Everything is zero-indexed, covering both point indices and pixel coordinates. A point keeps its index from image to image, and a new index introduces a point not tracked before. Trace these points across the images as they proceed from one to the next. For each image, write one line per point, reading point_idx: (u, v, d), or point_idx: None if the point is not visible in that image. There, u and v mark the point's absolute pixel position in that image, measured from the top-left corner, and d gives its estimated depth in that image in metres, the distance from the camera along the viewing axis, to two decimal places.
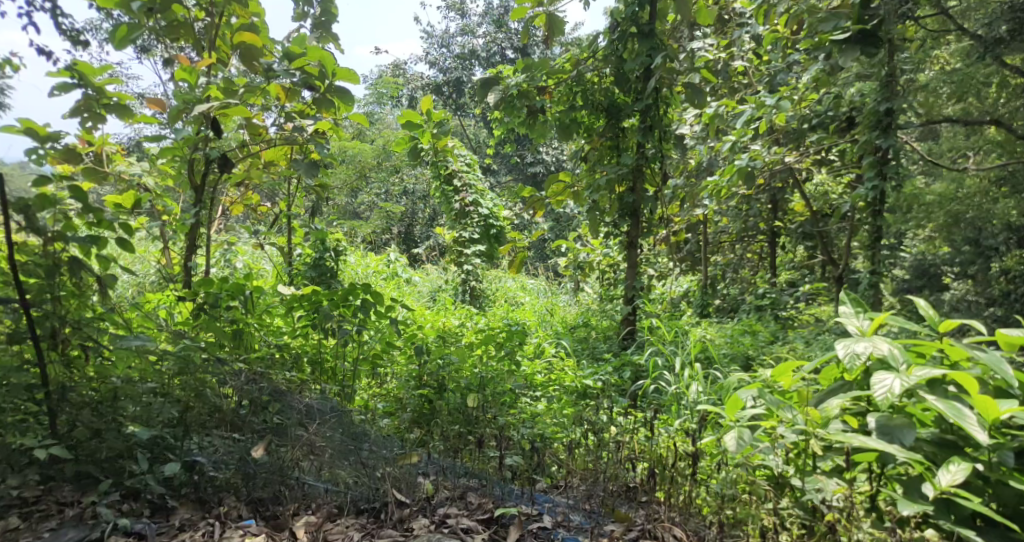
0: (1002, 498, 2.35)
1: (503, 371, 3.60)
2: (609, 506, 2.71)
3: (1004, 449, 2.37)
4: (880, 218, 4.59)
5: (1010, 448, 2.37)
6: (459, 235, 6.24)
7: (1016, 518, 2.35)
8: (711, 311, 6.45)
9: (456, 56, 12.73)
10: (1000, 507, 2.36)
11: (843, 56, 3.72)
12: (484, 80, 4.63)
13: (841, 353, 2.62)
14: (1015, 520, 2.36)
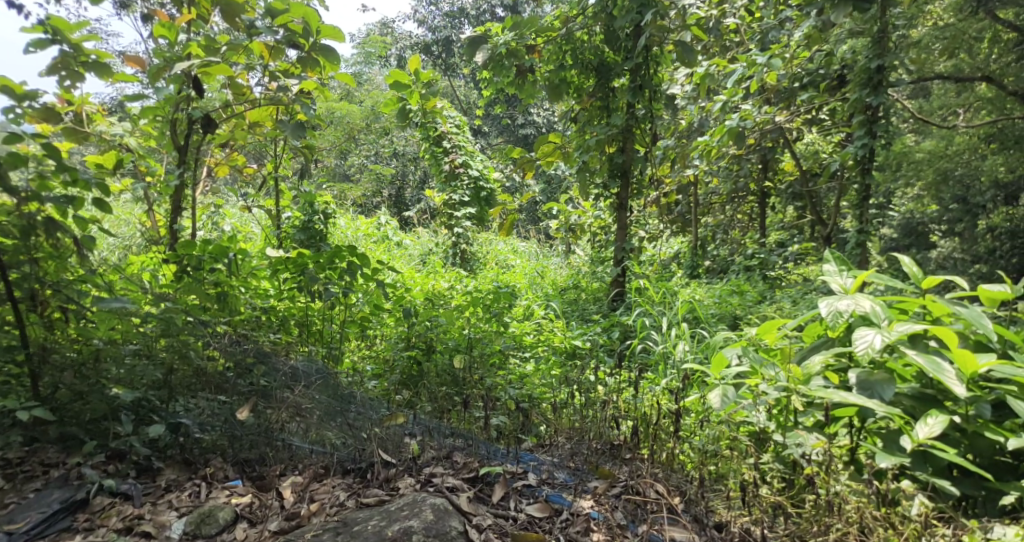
0: (978, 448, 2.41)
1: (491, 332, 3.65)
2: (593, 463, 2.77)
3: (981, 402, 2.41)
4: (869, 176, 4.69)
5: (987, 400, 2.41)
6: (449, 198, 6.23)
7: (990, 469, 2.42)
8: (701, 274, 6.49)
9: (445, 14, 12.56)
10: (976, 458, 2.42)
11: (835, 12, 3.60)
12: (472, 40, 4.37)
13: (823, 311, 2.67)
14: (988, 469, 2.43)
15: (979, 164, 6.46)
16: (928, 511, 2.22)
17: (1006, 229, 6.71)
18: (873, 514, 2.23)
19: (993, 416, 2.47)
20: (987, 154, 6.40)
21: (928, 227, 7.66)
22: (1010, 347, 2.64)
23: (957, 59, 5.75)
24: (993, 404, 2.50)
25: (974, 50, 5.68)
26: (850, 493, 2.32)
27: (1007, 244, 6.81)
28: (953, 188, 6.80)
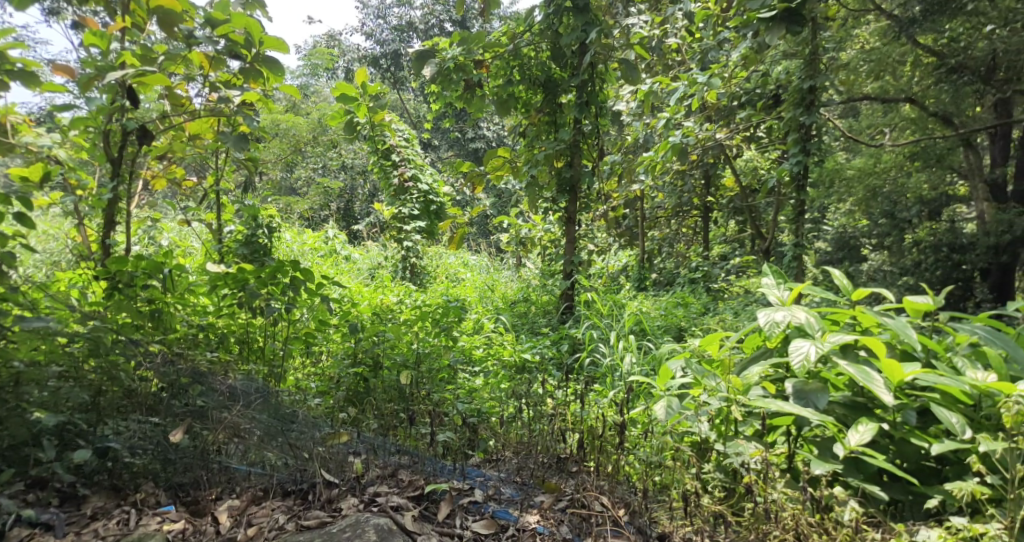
0: (904, 454, 2.51)
1: (440, 347, 3.65)
2: (540, 477, 2.82)
3: (908, 409, 2.52)
4: (804, 193, 4.84)
5: (913, 407, 2.52)
6: (399, 212, 6.18)
7: (916, 474, 2.52)
8: (648, 286, 6.59)
9: (394, 28, 12.59)
10: (903, 463, 2.52)
11: (769, 34, 3.84)
12: (420, 53, 4.49)
13: (762, 322, 2.74)
14: (914, 474, 2.53)
15: (905, 182, 6.99)
16: (858, 516, 2.28)
17: (931, 243, 7.01)
18: (808, 520, 2.29)
19: (919, 423, 2.57)
20: (912, 171, 6.98)
21: (860, 240, 7.98)
22: (932, 356, 2.76)
23: (884, 81, 6.08)
24: (918, 411, 2.60)
25: (898, 73, 6.05)
26: (785, 501, 2.37)
27: (930, 258, 7.03)
28: (883, 204, 7.17)
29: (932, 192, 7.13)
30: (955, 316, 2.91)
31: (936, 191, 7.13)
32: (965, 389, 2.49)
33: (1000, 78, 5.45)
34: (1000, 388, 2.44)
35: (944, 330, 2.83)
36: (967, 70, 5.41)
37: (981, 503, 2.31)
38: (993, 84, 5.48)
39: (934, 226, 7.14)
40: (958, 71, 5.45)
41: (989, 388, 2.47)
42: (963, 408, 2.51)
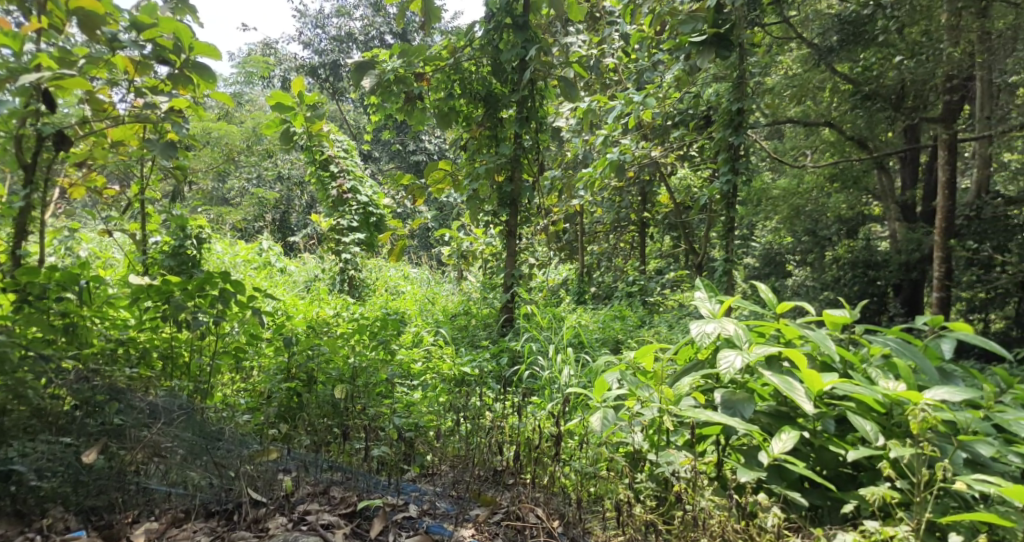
0: (824, 461, 2.61)
1: (377, 361, 3.57)
2: (475, 491, 2.79)
3: (828, 418, 2.62)
4: (733, 210, 5.00)
5: (833, 416, 2.63)
6: (337, 224, 6.07)
7: (835, 480, 2.61)
8: (587, 300, 6.64)
9: (332, 38, 12.51)
10: (822, 470, 2.61)
11: (700, 57, 4.20)
12: (358, 64, 4.41)
13: (693, 333, 2.81)
14: (832, 480, 2.62)
15: (825, 201, 7.48)
16: (780, 522, 2.32)
17: (848, 260, 7.40)
18: (734, 527, 2.34)
19: (836, 431, 2.67)
20: (831, 193, 7.45)
21: (785, 256, 8.28)
22: (850, 367, 2.87)
23: (805, 106, 6.64)
24: (836, 420, 2.71)
25: (818, 99, 6.55)
26: (713, 508, 2.41)
27: (848, 273, 7.38)
28: (806, 221, 7.69)
29: (851, 211, 7.60)
30: (871, 329, 3.02)
31: (853, 210, 7.60)
32: (878, 398, 2.57)
33: (908, 106, 5.72)
34: (909, 397, 2.53)
35: (861, 343, 2.94)
36: (879, 98, 5.71)
37: (892, 506, 2.39)
38: (902, 111, 5.76)
39: (852, 244, 7.51)
40: (872, 98, 5.74)
41: (900, 397, 2.56)
42: (876, 417, 2.59)
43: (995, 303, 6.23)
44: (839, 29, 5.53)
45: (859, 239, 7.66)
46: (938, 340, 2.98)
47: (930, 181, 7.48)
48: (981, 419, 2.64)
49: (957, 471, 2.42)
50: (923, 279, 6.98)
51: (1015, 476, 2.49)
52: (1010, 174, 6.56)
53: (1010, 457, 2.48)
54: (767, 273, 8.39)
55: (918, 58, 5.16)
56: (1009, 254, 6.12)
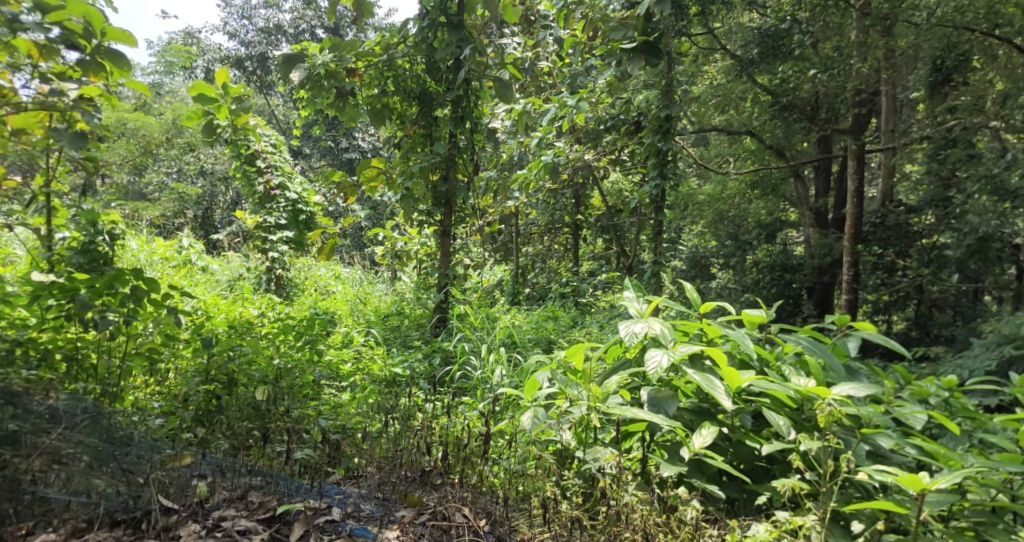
0: (741, 455, 2.69)
1: (302, 361, 3.46)
2: (402, 492, 2.75)
3: (744, 413, 2.71)
4: (662, 214, 5.12)
5: (749, 411, 2.72)
6: (263, 221, 5.88)
7: (750, 473, 2.71)
8: (521, 300, 6.64)
9: (259, 30, 12.29)
10: (739, 464, 2.70)
11: (631, 64, 4.28)
12: (287, 57, 4.33)
13: (622, 333, 2.87)
14: (748, 473, 2.71)
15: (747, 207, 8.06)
16: (698, 514, 2.38)
17: (766, 263, 7.77)
18: (656, 521, 2.42)
19: (753, 426, 2.76)
20: (752, 198, 8.04)
21: (710, 259, 8.51)
22: (767, 365, 2.96)
23: (728, 115, 7.01)
24: (753, 415, 2.79)
25: (740, 108, 6.87)
26: (637, 503, 2.46)
27: (767, 275, 7.74)
28: (728, 226, 8.22)
29: (769, 217, 8.11)
30: (785, 329, 3.11)
31: (771, 217, 8.11)
32: (791, 394, 2.64)
33: (822, 117, 6.26)
34: (819, 392, 2.61)
35: (776, 341, 3.02)
36: (795, 108, 6.18)
37: (802, 497, 2.49)
38: (817, 123, 6.33)
39: (770, 249, 7.93)
40: (788, 109, 6.23)
41: (810, 392, 2.64)
42: (789, 411, 2.68)
43: (897, 305, 6.96)
44: (760, 42, 5.92)
45: (777, 244, 8.03)
46: (845, 339, 3.10)
47: (842, 190, 7.82)
48: (882, 413, 2.74)
49: (859, 462, 2.52)
50: (835, 282, 7.35)
51: (912, 467, 2.60)
52: (911, 185, 6.95)
53: (908, 449, 2.59)
54: (694, 275, 8.62)
55: (830, 71, 5.68)
56: (908, 259, 6.85)
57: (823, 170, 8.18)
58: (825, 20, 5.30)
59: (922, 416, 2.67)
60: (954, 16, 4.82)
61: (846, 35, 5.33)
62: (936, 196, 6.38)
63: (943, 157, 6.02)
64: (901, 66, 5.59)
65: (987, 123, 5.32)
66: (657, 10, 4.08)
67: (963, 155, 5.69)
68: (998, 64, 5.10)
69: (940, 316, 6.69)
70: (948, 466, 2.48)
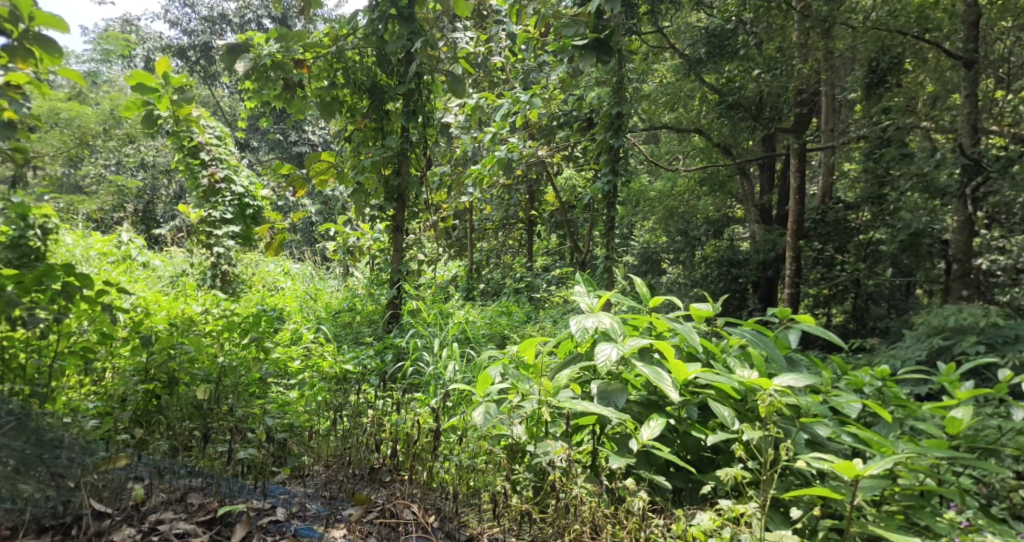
0: (687, 446, 2.74)
1: (248, 358, 3.37)
2: (348, 491, 2.71)
3: (691, 405, 2.74)
4: (614, 210, 5.17)
5: (696, 403, 2.75)
6: (209, 215, 5.75)
7: (696, 463, 2.76)
8: (476, 296, 6.62)
9: (203, 19, 12.03)
10: (686, 455, 2.75)
11: (583, 61, 4.29)
12: (232, 46, 4.15)
13: (573, 328, 2.88)
14: (694, 464, 2.76)
15: (695, 203, 8.26)
16: (645, 504, 2.41)
17: (715, 259, 7.94)
18: (604, 513, 2.45)
19: (699, 417, 2.80)
20: (700, 195, 8.28)
21: (661, 254, 8.63)
22: (713, 357, 3.01)
23: (678, 113, 7.04)
24: (699, 407, 2.82)
25: (689, 106, 7.00)
26: (585, 497, 2.47)
27: (714, 271, 7.89)
28: (678, 222, 8.35)
29: (717, 214, 8.34)
30: (729, 321, 3.15)
31: (719, 213, 8.35)
32: (735, 386, 2.69)
33: (766, 116, 6.37)
34: (761, 383, 2.65)
35: (721, 334, 3.06)
36: (741, 107, 6.34)
37: (744, 486, 2.53)
38: (761, 121, 6.41)
39: (717, 245, 8.19)
40: (734, 108, 6.36)
41: (753, 384, 2.69)
42: (732, 402, 2.72)
43: (836, 299, 7.29)
44: (707, 41, 6.21)
45: (724, 240, 8.23)
46: (786, 331, 3.16)
47: (785, 187, 7.99)
48: (819, 402, 2.80)
49: (799, 451, 2.57)
50: (778, 277, 7.55)
51: (849, 454, 2.67)
52: (849, 182, 7.18)
53: (844, 437, 2.64)
54: (645, 270, 8.72)
55: (773, 72, 5.89)
56: (847, 254, 7.07)
57: (767, 167, 8.35)
58: (768, 21, 5.56)
59: (856, 404, 2.73)
60: (887, 21, 5.35)
61: (789, 35, 5.57)
62: (871, 194, 6.59)
63: (878, 156, 6.20)
64: (840, 67, 6.04)
65: (919, 123, 5.73)
66: (607, 7, 4.10)
67: (896, 154, 5.94)
68: (928, 66, 5.64)
69: (876, 308, 7.16)
70: (880, 452, 2.53)
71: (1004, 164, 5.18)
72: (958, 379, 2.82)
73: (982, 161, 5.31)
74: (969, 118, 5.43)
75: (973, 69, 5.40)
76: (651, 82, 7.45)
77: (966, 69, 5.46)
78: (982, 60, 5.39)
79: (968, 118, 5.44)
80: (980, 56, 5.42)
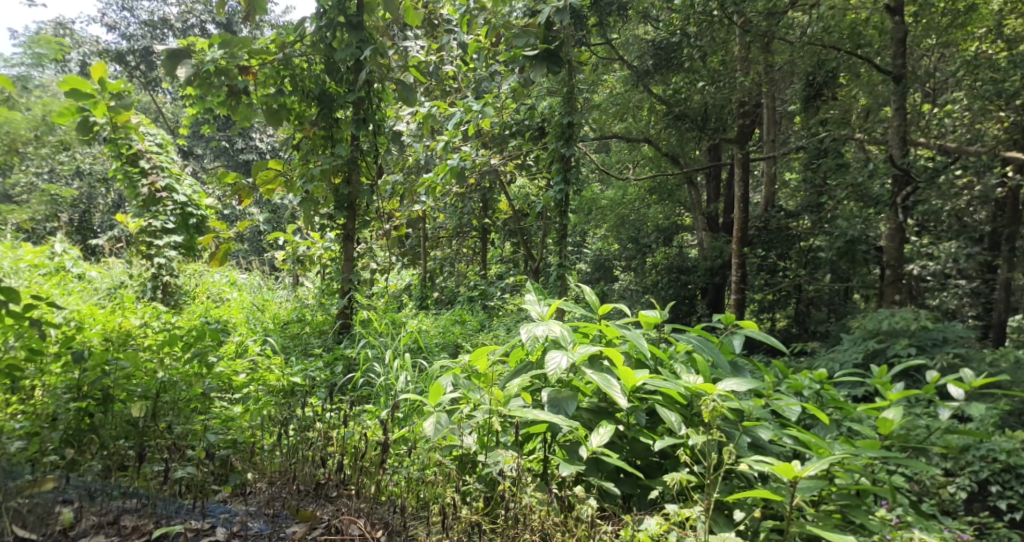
0: (637, 452, 2.74)
1: (190, 374, 3.25)
2: (293, 507, 2.64)
3: (639, 411, 2.75)
4: (566, 218, 5.20)
5: (644, 409, 2.76)
6: (149, 225, 5.54)
7: (645, 469, 2.77)
8: (430, 305, 6.56)
9: (144, 23, 11.78)
10: (635, 460, 2.76)
11: (534, 71, 4.31)
12: (172, 52, 4.12)
13: (524, 336, 2.86)
14: (643, 469, 2.77)
15: (646, 211, 8.47)
16: (595, 512, 2.41)
17: (664, 266, 8.10)
18: (553, 521, 2.43)
19: (648, 423, 2.81)
20: (650, 204, 8.47)
21: (613, 262, 8.70)
22: (662, 364, 3.02)
23: (627, 122, 7.27)
24: (648, 413, 2.83)
25: (638, 117, 7.12)
26: (536, 505, 2.46)
27: (664, 278, 8.02)
28: (629, 230, 8.44)
29: (666, 222, 8.45)
30: (677, 328, 3.17)
31: (669, 220, 8.46)
32: (681, 392, 2.70)
33: (711, 126, 6.55)
34: (705, 388, 2.66)
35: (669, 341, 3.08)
36: (688, 119, 6.43)
37: (689, 490, 2.55)
38: (707, 131, 6.57)
39: (667, 252, 8.30)
40: (681, 118, 6.46)
41: (699, 389, 2.70)
42: (679, 408, 2.73)
43: (781, 304, 7.47)
44: (653, 54, 6.14)
45: (674, 247, 8.34)
46: (731, 337, 3.18)
47: (730, 195, 8.15)
48: (761, 405, 2.83)
49: (741, 454, 2.59)
50: (725, 283, 7.74)
51: (789, 456, 2.70)
52: (790, 191, 7.39)
53: (785, 439, 2.68)
54: (597, 278, 8.78)
55: (717, 84, 6.09)
56: (789, 261, 7.26)
57: (714, 177, 8.51)
58: (712, 35, 5.65)
59: (796, 407, 2.76)
60: (822, 36, 5.61)
61: (731, 49, 5.86)
62: (811, 203, 6.76)
63: (816, 166, 6.40)
64: (779, 80, 6.13)
65: (853, 135, 6.08)
66: (557, 18, 4.18)
67: (833, 164, 6.17)
68: (861, 80, 6.07)
69: (817, 313, 7.35)
70: (818, 454, 2.57)
71: (931, 174, 5.61)
72: (889, 382, 2.83)
73: (911, 171, 5.73)
74: (899, 130, 5.80)
75: (901, 83, 5.76)
76: (601, 92, 7.51)
77: (894, 83, 5.84)
78: (909, 75, 5.77)
79: (898, 130, 5.82)
80: (907, 71, 5.82)
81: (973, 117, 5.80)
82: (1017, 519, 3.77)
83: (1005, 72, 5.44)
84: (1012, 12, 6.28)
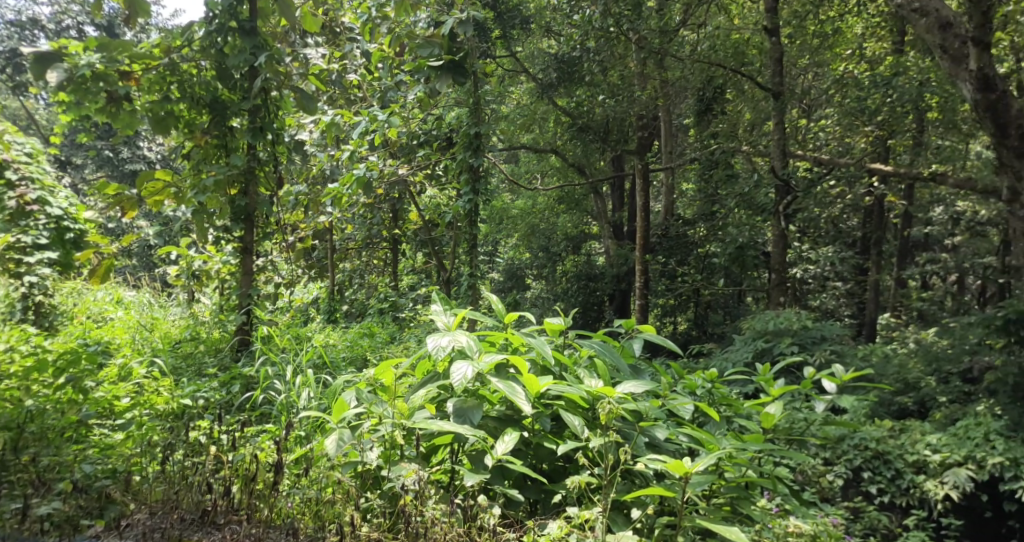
0: (541, 457, 2.72)
1: (63, 403, 2.97)
2: (175, 537, 2.52)
3: (543, 416, 2.73)
4: (476, 228, 5.17)
5: (548, 414, 2.73)
6: (19, 241, 5.13)
7: (549, 473, 2.75)
8: (339, 318, 6.36)
9: (10, 24, 11.31)
10: (540, 465, 2.73)
11: (439, 82, 4.23)
12: (41, 55, 3.79)
13: (429, 346, 2.77)
14: (547, 474, 2.76)
15: (554, 220, 8.51)
16: (497, 519, 2.39)
17: (573, 273, 8.29)
18: (457, 532, 2.38)
19: (552, 429, 2.79)
20: (559, 213, 8.51)
21: (524, 271, 8.75)
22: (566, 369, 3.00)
23: (534, 134, 7.35)
24: (551, 418, 2.80)
25: (544, 127, 7.17)
26: (439, 518, 2.39)
27: (574, 285, 8.21)
28: (539, 239, 8.49)
29: (575, 230, 8.55)
30: (580, 334, 3.15)
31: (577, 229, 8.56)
32: (584, 396, 2.68)
33: (613, 138, 6.59)
34: (606, 391, 2.65)
35: (573, 347, 3.07)
36: (590, 130, 6.49)
37: (589, 492, 2.55)
38: (609, 143, 6.62)
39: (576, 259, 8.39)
40: (584, 130, 6.51)
41: (600, 393, 2.69)
42: (582, 412, 2.71)
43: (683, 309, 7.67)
44: (556, 67, 6.32)
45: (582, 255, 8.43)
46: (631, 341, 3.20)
47: (633, 204, 8.31)
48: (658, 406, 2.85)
49: (638, 454, 2.60)
50: (630, 289, 7.93)
51: (684, 453, 2.73)
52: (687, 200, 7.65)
53: (680, 438, 2.71)
54: (509, 287, 8.79)
55: (616, 97, 6.24)
56: (688, 266, 7.48)
57: (619, 186, 8.67)
58: (610, 50, 5.82)
59: (689, 405, 2.79)
60: (710, 53, 5.89)
61: (627, 64, 6.05)
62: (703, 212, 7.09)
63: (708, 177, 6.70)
64: (675, 94, 6.40)
65: (740, 147, 6.31)
66: (463, 29, 4.22)
67: (723, 175, 6.41)
68: (745, 96, 6.31)
69: (715, 315, 7.62)
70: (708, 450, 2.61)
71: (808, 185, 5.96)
72: (772, 376, 2.90)
73: (791, 182, 5.97)
74: (779, 144, 5.97)
75: (779, 100, 5.92)
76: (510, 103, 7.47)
77: (774, 99, 5.99)
78: (786, 92, 5.94)
79: (778, 143, 6.00)
80: (784, 88, 5.99)
81: (844, 131, 6.46)
82: (885, 500, 4.12)
83: (867, 90, 6.07)
84: (873, 37, 6.93)
